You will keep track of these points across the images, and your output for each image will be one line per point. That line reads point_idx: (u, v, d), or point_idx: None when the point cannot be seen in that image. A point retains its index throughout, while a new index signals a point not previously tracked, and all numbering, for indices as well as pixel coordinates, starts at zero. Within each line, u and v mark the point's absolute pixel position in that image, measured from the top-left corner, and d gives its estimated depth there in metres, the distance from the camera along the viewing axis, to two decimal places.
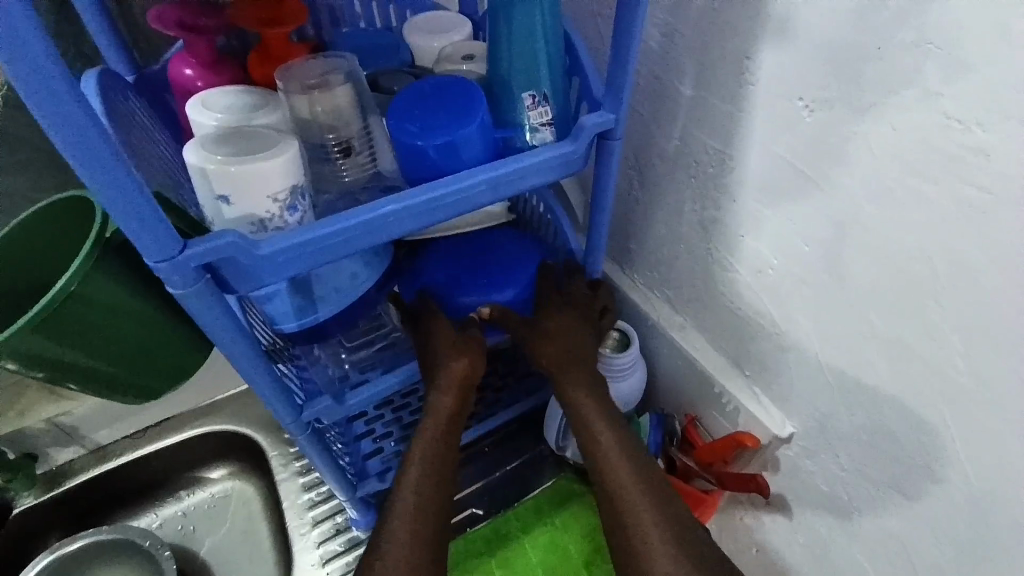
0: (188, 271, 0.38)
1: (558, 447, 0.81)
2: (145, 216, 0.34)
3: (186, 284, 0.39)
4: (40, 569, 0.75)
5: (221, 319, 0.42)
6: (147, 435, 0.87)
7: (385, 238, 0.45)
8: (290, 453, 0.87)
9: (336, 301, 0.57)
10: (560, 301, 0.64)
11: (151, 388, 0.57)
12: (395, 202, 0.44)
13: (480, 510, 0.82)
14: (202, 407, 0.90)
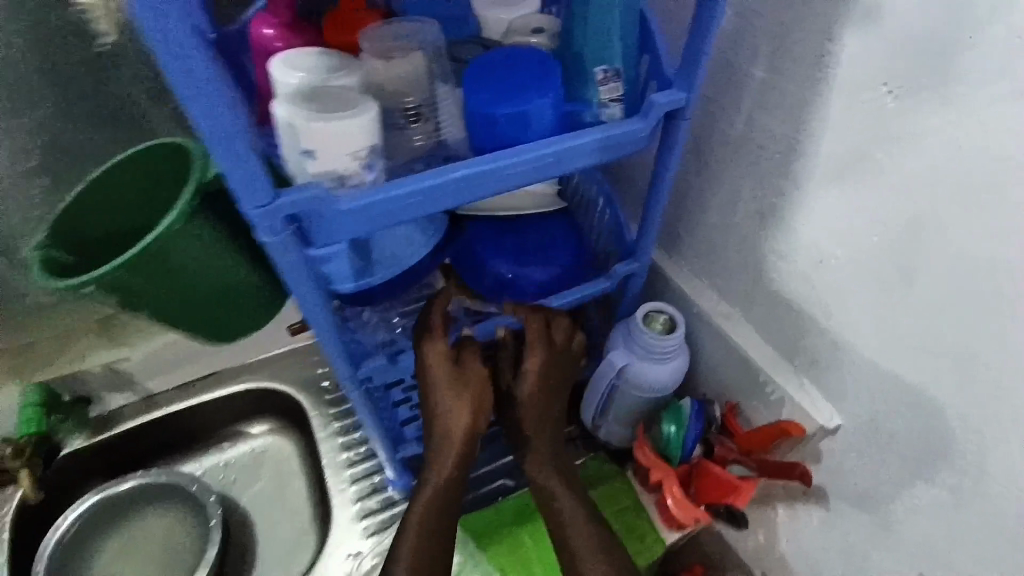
0: (276, 220, 0.39)
1: (592, 427, 0.81)
2: (244, 166, 0.36)
3: (272, 234, 0.40)
4: (89, 505, 0.78)
5: (299, 270, 0.44)
6: (193, 387, 0.90)
7: (456, 202, 0.46)
8: (329, 414, 0.89)
9: (392, 264, 0.59)
10: (538, 352, 0.65)
11: (220, 329, 0.63)
12: (467, 168, 0.45)
13: (510, 482, 0.84)
14: (246, 365, 0.93)
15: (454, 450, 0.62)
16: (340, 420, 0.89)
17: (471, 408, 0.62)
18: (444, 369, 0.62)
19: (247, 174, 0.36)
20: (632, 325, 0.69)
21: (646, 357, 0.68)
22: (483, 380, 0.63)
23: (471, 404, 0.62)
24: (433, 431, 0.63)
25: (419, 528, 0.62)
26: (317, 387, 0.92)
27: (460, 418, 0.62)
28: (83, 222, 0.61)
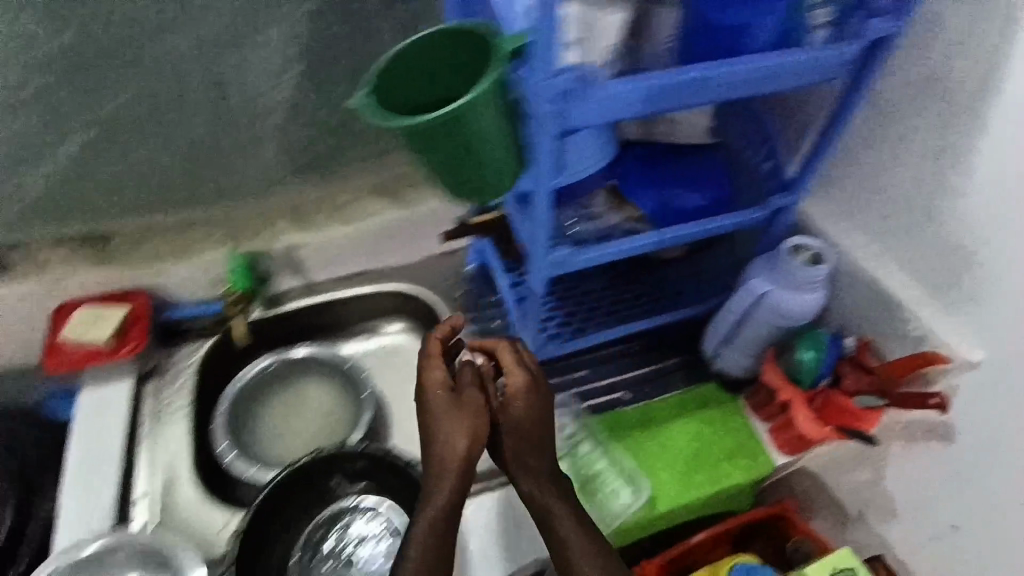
0: (555, 88, 0.46)
1: (712, 354, 0.86)
2: (544, 32, 0.44)
3: (544, 103, 0.47)
4: (264, 365, 0.91)
5: (550, 143, 0.50)
6: (349, 281, 1.00)
7: (682, 100, 0.53)
8: (463, 320, 0.98)
9: (594, 161, 0.59)
10: (525, 383, 0.69)
11: (436, 149, 0.49)
12: (700, 70, 0.52)
13: (628, 395, 0.91)
14: (386, 269, 1.02)
15: (452, 475, 0.64)
16: (472, 326, 0.98)
17: (468, 430, 0.65)
18: (442, 396, 0.68)
19: (545, 37, 0.44)
20: (779, 255, 0.72)
21: (789, 285, 0.72)
22: (478, 399, 0.67)
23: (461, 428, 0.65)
24: (434, 455, 0.65)
25: (424, 543, 0.61)
26: (451, 295, 1.01)
27: (458, 445, 0.64)
28: (393, 85, 0.52)
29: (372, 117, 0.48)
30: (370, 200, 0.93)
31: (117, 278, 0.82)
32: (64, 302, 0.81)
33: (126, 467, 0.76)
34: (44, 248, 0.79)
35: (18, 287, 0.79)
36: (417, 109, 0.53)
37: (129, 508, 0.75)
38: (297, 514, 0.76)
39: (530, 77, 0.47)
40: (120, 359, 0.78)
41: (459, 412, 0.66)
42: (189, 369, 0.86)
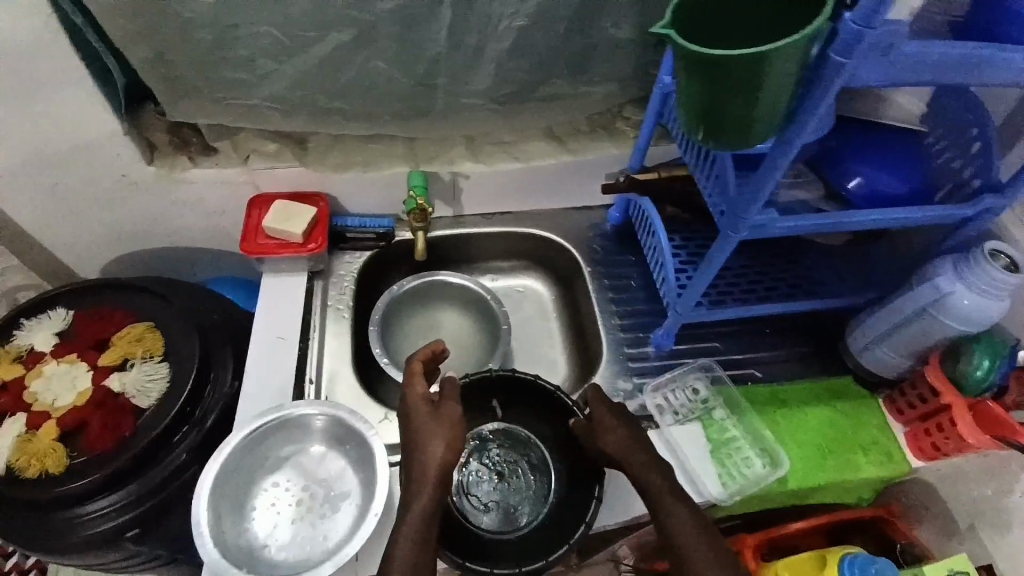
0: (865, 44, 0.45)
1: (859, 348, 0.85)
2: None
3: (850, 57, 0.45)
4: (412, 284, 0.95)
5: (830, 99, 0.49)
6: (493, 219, 1.03)
7: (963, 78, 0.52)
8: (598, 274, 1.00)
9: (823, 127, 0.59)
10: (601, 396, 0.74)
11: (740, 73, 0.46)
12: (993, 49, 0.51)
13: (758, 374, 0.90)
14: (527, 214, 1.04)
15: (430, 487, 0.63)
16: (605, 281, 0.99)
17: (445, 439, 0.65)
18: (422, 408, 0.69)
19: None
20: (975, 257, 0.70)
21: (978, 289, 0.70)
22: (608, 413, 0.72)
23: (599, 436, 0.71)
24: (412, 467, 0.64)
25: (408, 544, 0.59)
26: (587, 248, 1.03)
27: (436, 452, 0.64)
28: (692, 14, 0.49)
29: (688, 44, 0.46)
30: (533, 140, 0.93)
31: (307, 179, 0.88)
32: (260, 193, 0.89)
33: (299, 352, 0.83)
34: (248, 140, 0.85)
35: (222, 172, 0.85)
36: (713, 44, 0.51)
37: (304, 389, 0.80)
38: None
39: (846, 26, 0.44)
40: (306, 255, 0.86)
41: (439, 423, 0.67)
42: (350, 275, 0.93)
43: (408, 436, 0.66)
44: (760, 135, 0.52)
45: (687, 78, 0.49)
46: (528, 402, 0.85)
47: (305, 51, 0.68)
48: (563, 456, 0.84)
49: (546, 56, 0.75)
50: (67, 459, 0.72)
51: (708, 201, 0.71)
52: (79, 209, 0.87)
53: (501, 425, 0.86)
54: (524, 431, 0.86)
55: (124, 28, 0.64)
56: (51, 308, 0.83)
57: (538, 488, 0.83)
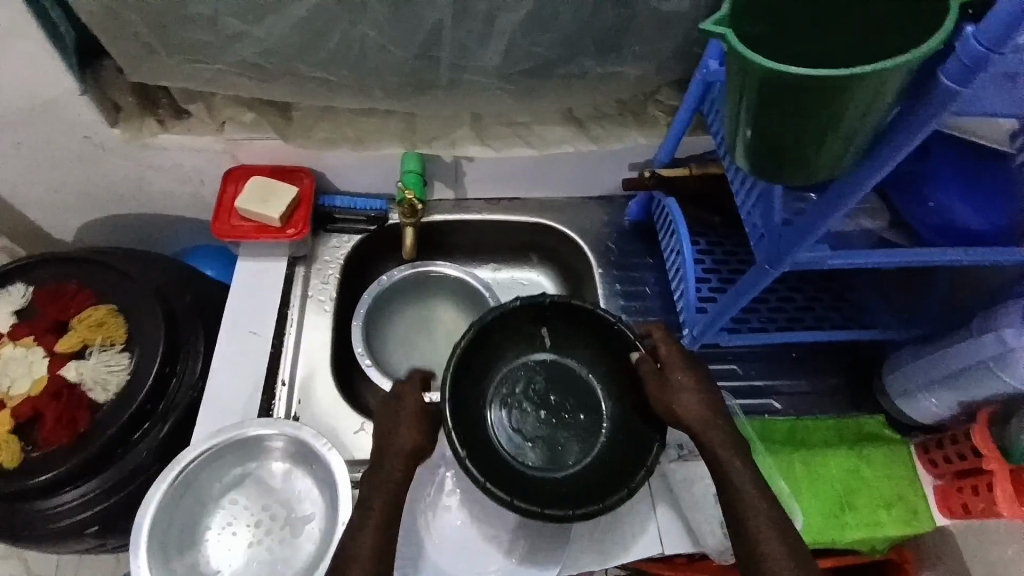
0: (991, 68, 0.34)
1: (898, 392, 0.76)
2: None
3: (963, 85, 0.35)
4: (404, 275, 0.86)
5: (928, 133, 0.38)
6: (499, 205, 0.93)
7: None
8: (611, 277, 0.90)
9: None
10: (673, 348, 0.63)
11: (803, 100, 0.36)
12: None
13: (778, 406, 0.82)
14: (537, 202, 0.94)
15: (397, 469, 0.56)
16: (618, 285, 0.90)
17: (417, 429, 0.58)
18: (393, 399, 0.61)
19: None
20: None
21: None
22: (682, 365, 0.61)
23: (669, 393, 0.60)
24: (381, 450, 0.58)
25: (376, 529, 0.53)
26: (601, 245, 0.92)
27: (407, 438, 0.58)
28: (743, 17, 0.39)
29: (761, 61, 0.36)
30: (553, 124, 0.80)
31: (291, 152, 0.79)
32: (239, 165, 0.80)
33: (276, 347, 0.77)
34: (224, 105, 0.74)
35: (196, 140, 0.75)
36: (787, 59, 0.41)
37: (274, 390, 0.74)
38: (505, 341, 0.70)
39: (968, 44, 0.33)
40: (286, 241, 0.78)
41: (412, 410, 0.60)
42: (336, 262, 0.84)
43: (385, 415, 0.61)
44: (827, 167, 0.42)
45: (749, 105, 0.39)
46: (573, 322, 0.69)
47: (280, 12, 0.57)
48: (619, 397, 0.69)
49: (569, 31, 0.63)
50: (22, 453, 0.67)
51: (744, 222, 0.60)
52: (42, 171, 0.79)
53: (548, 354, 0.72)
54: (574, 364, 0.72)
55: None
56: (11, 282, 0.76)
57: (590, 427, 0.69)
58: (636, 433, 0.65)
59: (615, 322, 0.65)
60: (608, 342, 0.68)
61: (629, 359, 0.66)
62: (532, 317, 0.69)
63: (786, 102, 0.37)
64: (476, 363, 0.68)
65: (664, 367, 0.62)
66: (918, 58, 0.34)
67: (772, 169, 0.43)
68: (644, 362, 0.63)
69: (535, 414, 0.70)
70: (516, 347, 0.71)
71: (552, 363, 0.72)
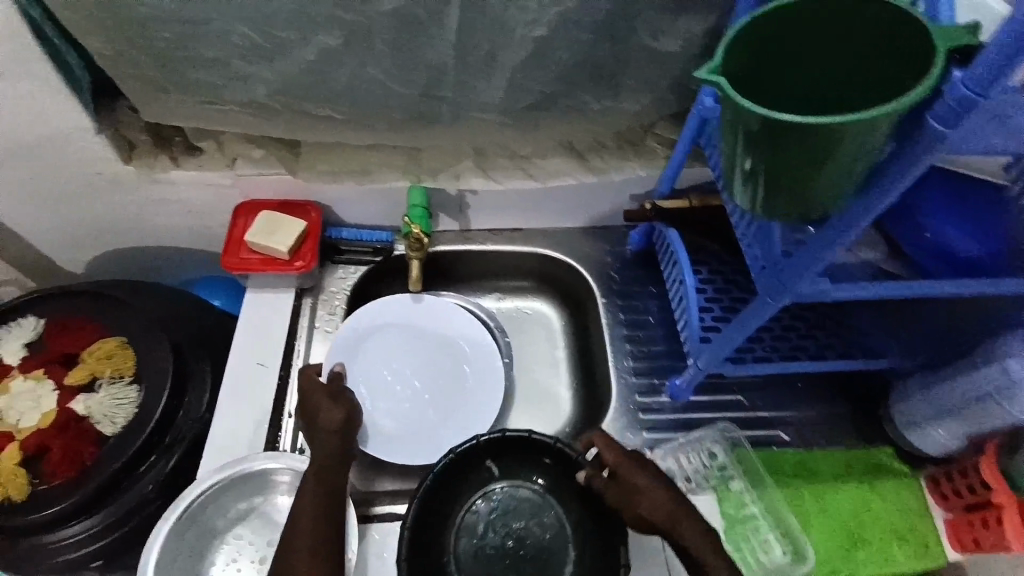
0: (975, 113, 0.35)
1: (905, 425, 0.75)
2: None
3: (948, 128, 0.36)
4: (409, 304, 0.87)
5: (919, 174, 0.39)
6: (502, 235, 0.94)
7: None
8: (614, 306, 0.91)
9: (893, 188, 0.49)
10: (620, 454, 0.64)
11: (794, 148, 0.38)
12: None
13: (786, 438, 0.80)
14: (540, 232, 0.95)
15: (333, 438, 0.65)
16: (621, 313, 0.90)
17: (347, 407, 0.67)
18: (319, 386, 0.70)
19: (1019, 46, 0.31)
20: None
21: None
22: (633, 470, 0.63)
23: (631, 501, 0.62)
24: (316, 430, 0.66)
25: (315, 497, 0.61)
26: (603, 274, 0.93)
27: (334, 416, 0.67)
28: (739, 63, 0.41)
29: (755, 109, 0.37)
30: (552, 156, 0.82)
31: (299, 187, 0.80)
32: (249, 199, 0.82)
33: (283, 380, 0.77)
34: (234, 143, 0.77)
35: (207, 175, 0.77)
36: (781, 104, 0.44)
37: (280, 422, 0.74)
38: (453, 488, 0.71)
39: (953, 89, 0.35)
40: (295, 273, 0.79)
41: (330, 395, 0.69)
42: (342, 293, 0.86)
43: (310, 413, 0.68)
44: (820, 207, 0.43)
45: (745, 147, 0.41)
46: (511, 452, 0.72)
47: (287, 55, 0.58)
48: (579, 513, 0.70)
49: (568, 68, 0.64)
50: (28, 487, 0.66)
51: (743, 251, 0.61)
52: (57, 204, 0.81)
53: (502, 483, 0.72)
54: (529, 490, 0.72)
55: (76, 18, 0.54)
56: (22, 315, 0.77)
57: (557, 552, 0.68)
58: (602, 550, 0.66)
59: (555, 443, 0.68)
60: (551, 457, 0.70)
61: (578, 478, 0.67)
62: (476, 449, 0.71)
63: (780, 146, 0.38)
64: (425, 532, 0.67)
65: (616, 477, 0.64)
66: (903, 108, 0.36)
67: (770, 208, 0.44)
68: (593, 476, 0.65)
69: (500, 537, 0.69)
70: (465, 492, 0.72)
71: (509, 490, 0.72)
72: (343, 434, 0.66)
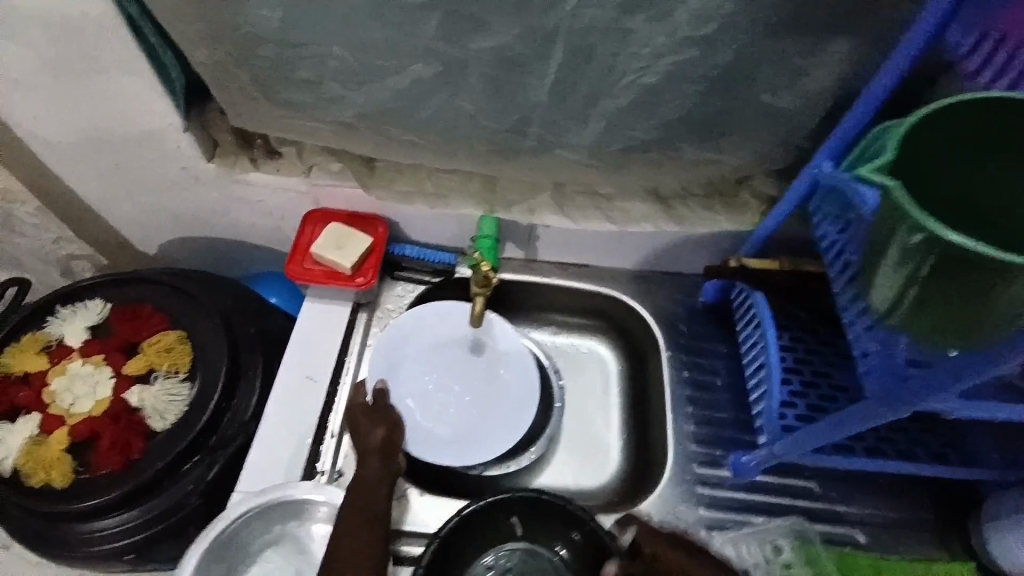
0: None
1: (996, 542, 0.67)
2: None
3: None
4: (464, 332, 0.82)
5: None
6: (568, 270, 0.89)
7: None
8: (681, 362, 0.84)
9: None
10: (652, 537, 0.60)
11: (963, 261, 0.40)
12: None
13: (863, 540, 0.72)
14: (610, 271, 0.90)
15: (376, 458, 0.64)
16: (687, 371, 0.84)
17: (385, 427, 0.67)
18: (359, 405, 0.69)
19: None
20: None
21: None
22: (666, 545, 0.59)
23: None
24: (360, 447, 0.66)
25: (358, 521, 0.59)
26: (672, 326, 0.87)
27: (377, 434, 0.66)
28: (908, 167, 0.47)
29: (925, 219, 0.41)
30: (633, 199, 0.77)
31: (370, 202, 0.78)
32: (318, 207, 0.81)
33: (328, 398, 0.75)
34: (314, 152, 0.76)
35: (283, 181, 0.76)
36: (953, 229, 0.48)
37: (321, 442, 0.72)
38: (473, 536, 0.67)
39: None
40: (354, 288, 0.77)
41: (367, 413, 0.68)
42: (398, 311, 0.84)
43: (355, 426, 0.67)
44: (982, 333, 0.43)
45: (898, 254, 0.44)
46: (543, 518, 0.67)
47: (380, 81, 0.56)
48: None
49: (672, 116, 0.59)
50: (72, 475, 0.67)
51: (849, 339, 0.55)
52: (139, 190, 0.82)
53: (522, 544, 0.69)
54: (546, 558, 0.69)
55: (177, 26, 0.54)
56: (88, 298, 0.78)
57: None
58: None
59: (592, 522, 0.62)
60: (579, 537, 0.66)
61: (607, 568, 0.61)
62: (511, 509, 0.66)
63: (939, 263, 0.42)
64: None
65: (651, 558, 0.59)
66: None
67: (907, 316, 0.47)
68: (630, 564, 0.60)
69: None
70: (482, 542, 0.68)
71: (525, 553, 0.69)
72: (385, 454, 0.65)
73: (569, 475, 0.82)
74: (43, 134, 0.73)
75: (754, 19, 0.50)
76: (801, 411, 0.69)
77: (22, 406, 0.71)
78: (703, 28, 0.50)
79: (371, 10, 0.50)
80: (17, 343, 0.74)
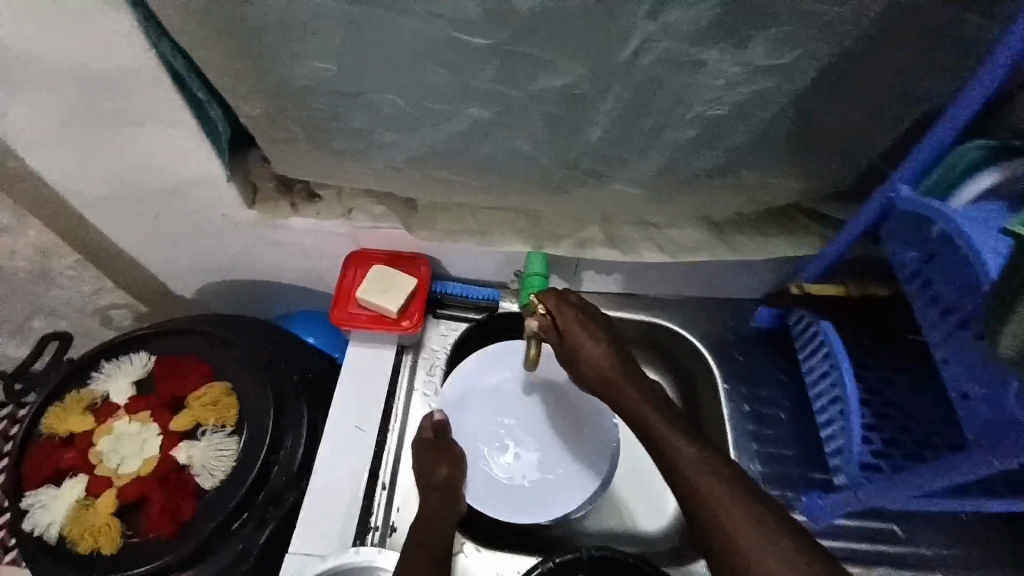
0: None
1: None
2: None
3: None
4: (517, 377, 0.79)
5: None
6: (616, 301, 0.86)
7: None
8: (741, 396, 0.80)
9: None
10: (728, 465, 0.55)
11: None
12: None
13: None
14: (659, 301, 0.86)
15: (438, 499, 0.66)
16: (748, 405, 0.80)
17: (448, 464, 0.69)
18: (423, 442, 0.71)
19: None
20: None
21: None
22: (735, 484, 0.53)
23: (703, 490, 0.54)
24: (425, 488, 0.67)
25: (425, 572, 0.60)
26: (728, 357, 0.83)
27: (440, 473, 0.68)
28: None
29: None
30: (686, 228, 0.73)
31: (413, 241, 0.77)
32: (358, 249, 0.79)
33: (378, 449, 0.74)
34: (354, 194, 0.74)
35: (325, 224, 0.75)
36: None
37: (373, 495, 0.71)
38: None
39: None
40: (400, 332, 0.76)
41: (433, 452, 0.70)
42: (443, 351, 0.82)
43: (420, 468, 0.69)
44: None
45: None
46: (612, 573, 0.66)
47: (435, 125, 0.55)
48: None
49: (738, 146, 0.56)
50: (120, 538, 0.66)
51: (944, 380, 0.53)
52: (179, 239, 0.81)
53: None
54: None
55: (230, 82, 0.53)
56: (132, 351, 0.77)
57: None
58: None
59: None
60: None
61: None
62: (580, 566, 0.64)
63: None
64: None
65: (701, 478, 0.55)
66: None
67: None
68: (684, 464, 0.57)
69: None
70: None
71: None
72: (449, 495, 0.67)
73: (632, 515, 0.80)
74: (83, 188, 0.71)
75: (831, 48, 0.48)
76: (877, 447, 0.66)
77: (68, 468, 0.70)
78: (781, 56, 0.48)
79: (430, 57, 0.49)
80: (60, 403, 0.73)
